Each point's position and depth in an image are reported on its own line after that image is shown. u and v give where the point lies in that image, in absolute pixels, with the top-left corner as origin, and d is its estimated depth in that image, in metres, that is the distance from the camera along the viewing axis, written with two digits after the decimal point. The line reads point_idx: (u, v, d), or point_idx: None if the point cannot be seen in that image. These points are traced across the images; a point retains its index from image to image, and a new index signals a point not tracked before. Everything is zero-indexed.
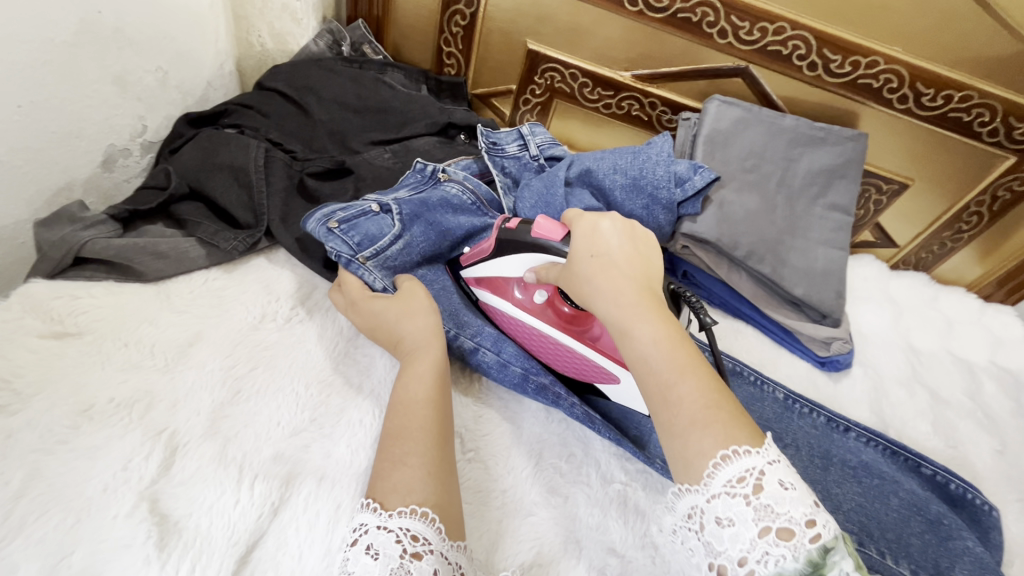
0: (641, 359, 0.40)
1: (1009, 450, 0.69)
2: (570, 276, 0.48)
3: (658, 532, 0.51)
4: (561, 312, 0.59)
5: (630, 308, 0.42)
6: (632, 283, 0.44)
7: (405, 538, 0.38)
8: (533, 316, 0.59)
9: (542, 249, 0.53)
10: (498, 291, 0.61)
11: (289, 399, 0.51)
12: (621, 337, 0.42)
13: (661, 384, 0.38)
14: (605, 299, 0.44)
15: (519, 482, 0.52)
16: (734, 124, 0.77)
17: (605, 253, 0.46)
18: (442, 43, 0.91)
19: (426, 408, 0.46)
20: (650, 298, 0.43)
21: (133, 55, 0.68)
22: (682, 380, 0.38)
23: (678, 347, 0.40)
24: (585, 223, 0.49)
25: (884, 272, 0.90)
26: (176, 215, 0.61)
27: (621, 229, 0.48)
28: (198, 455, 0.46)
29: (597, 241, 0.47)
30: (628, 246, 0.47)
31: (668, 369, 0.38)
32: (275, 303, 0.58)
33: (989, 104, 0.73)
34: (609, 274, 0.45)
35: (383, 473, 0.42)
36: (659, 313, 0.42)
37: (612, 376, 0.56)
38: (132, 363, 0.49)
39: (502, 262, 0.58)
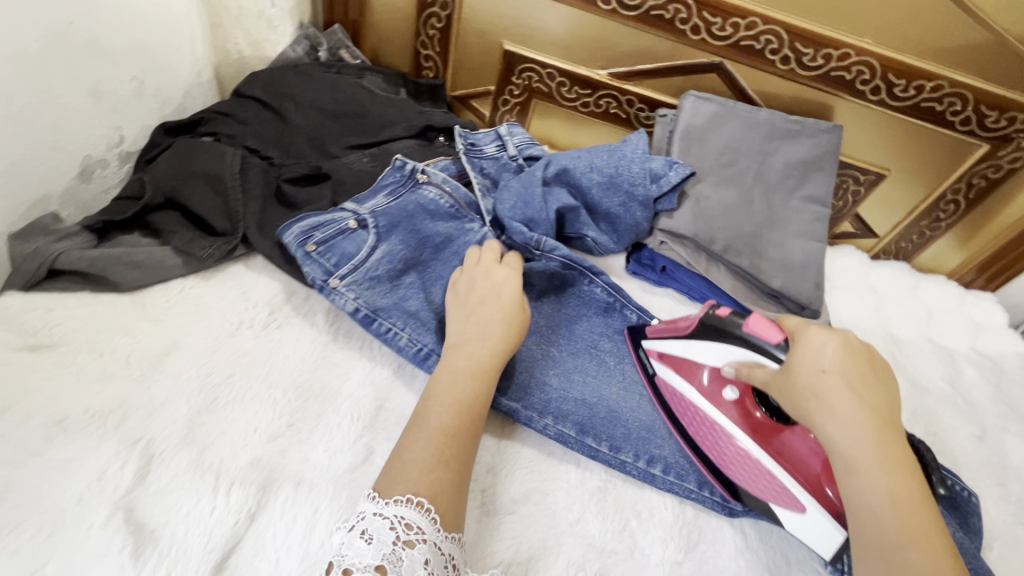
0: (869, 508, 0.40)
1: (988, 435, 0.70)
2: (786, 386, 0.46)
3: (637, 525, 0.52)
4: (750, 417, 0.54)
5: (867, 449, 0.42)
6: (867, 413, 0.43)
7: (399, 525, 0.39)
8: (718, 411, 0.54)
9: (750, 348, 0.50)
10: (684, 372, 0.57)
11: (266, 405, 0.51)
12: (848, 475, 0.42)
13: (888, 542, 0.39)
14: (841, 428, 0.43)
15: (499, 480, 0.52)
16: (710, 119, 0.78)
17: (839, 370, 0.44)
18: (419, 46, 0.91)
19: (463, 413, 0.48)
20: (891, 444, 0.42)
21: (107, 66, 0.68)
22: (915, 547, 0.38)
23: (913, 510, 0.40)
24: (816, 330, 0.47)
25: (865, 262, 0.91)
26: (152, 225, 0.61)
27: (853, 343, 0.46)
28: (174, 464, 0.46)
29: (827, 354, 0.45)
30: (863, 364, 0.45)
31: (898, 532, 0.39)
32: (252, 309, 0.58)
33: (960, 93, 0.74)
34: (846, 401, 0.43)
35: (411, 464, 0.43)
36: (899, 466, 0.41)
37: (799, 507, 0.48)
38: (107, 373, 0.49)
39: (699, 347, 0.55)
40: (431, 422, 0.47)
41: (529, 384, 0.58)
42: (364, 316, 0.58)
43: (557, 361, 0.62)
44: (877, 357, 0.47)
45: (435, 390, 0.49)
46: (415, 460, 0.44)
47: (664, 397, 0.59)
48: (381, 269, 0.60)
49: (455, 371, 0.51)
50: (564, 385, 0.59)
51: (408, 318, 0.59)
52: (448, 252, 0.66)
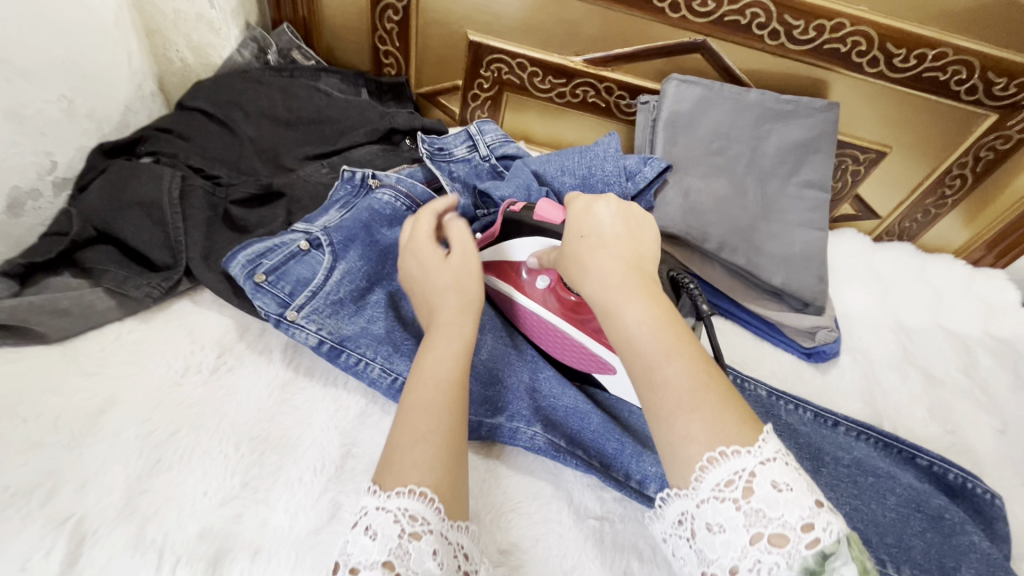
0: (625, 341, 0.36)
1: (1009, 428, 0.65)
2: (563, 259, 0.45)
3: (640, 567, 0.46)
4: (564, 301, 0.55)
5: (612, 286, 0.38)
6: (617, 259, 0.40)
7: (404, 518, 0.32)
8: (533, 302, 0.56)
9: (547, 233, 0.52)
10: (501, 274, 0.58)
11: (216, 464, 0.45)
12: (607, 319, 0.37)
13: (647, 369, 0.34)
14: (593, 276, 0.39)
15: (483, 529, 0.46)
16: (696, 104, 0.72)
17: (596, 232, 0.42)
18: (377, 41, 0.84)
19: (448, 387, 0.40)
20: (640, 276, 0.39)
21: (26, 86, 0.56)
22: (668, 361, 0.33)
23: (667, 327, 0.35)
24: (584, 197, 0.45)
25: (867, 245, 0.86)
26: (82, 264, 0.55)
27: (617, 210, 0.44)
28: (111, 542, 0.40)
29: (586, 217, 0.43)
30: (623, 224, 0.43)
31: (653, 351, 0.34)
32: (199, 352, 0.53)
33: (965, 60, 0.68)
34: (599, 256, 0.40)
35: (400, 443, 0.36)
36: (653, 293, 0.37)
37: (610, 369, 0.54)
38: (32, 442, 0.43)
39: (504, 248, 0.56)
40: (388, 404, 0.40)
41: (516, 391, 0.54)
42: (330, 349, 0.52)
43: (542, 367, 0.58)
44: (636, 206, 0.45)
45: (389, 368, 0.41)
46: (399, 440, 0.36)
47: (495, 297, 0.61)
48: (342, 292, 0.55)
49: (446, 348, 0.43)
50: (553, 391, 0.55)
51: (378, 345, 0.53)
52: None
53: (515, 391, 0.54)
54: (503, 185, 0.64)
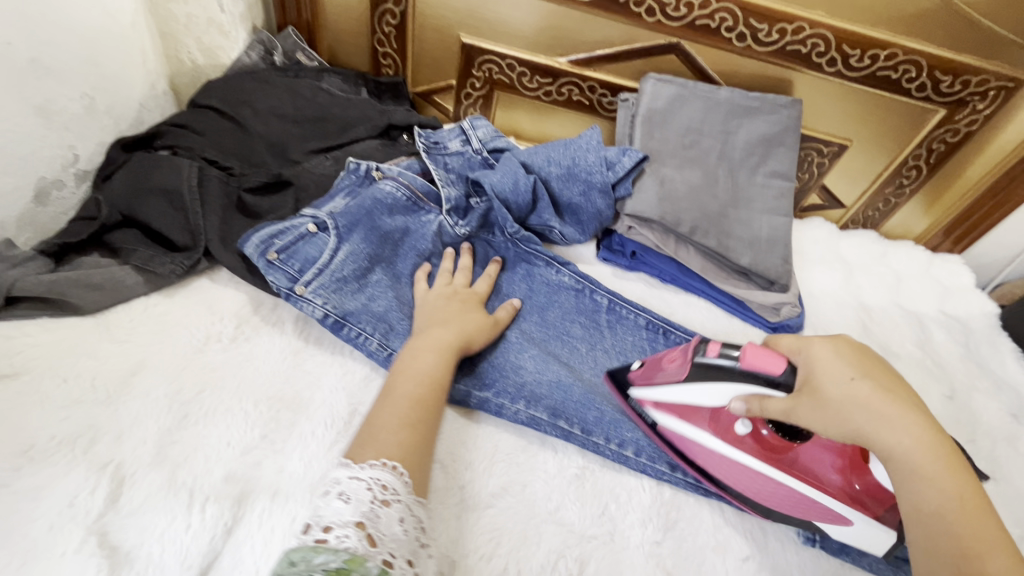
0: (937, 515, 0.38)
1: (958, 395, 0.72)
2: (807, 397, 0.43)
3: (616, 509, 0.52)
4: (761, 440, 0.52)
5: (921, 455, 0.39)
6: (909, 414, 0.40)
7: (375, 487, 0.38)
8: (732, 447, 0.52)
9: (755, 381, 0.47)
10: (684, 415, 0.54)
11: (238, 419, 0.51)
12: (911, 481, 0.39)
13: (961, 550, 0.36)
14: (890, 431, 0.40)
15: (476, 476, 0.52)
16: (671, 101, 0.78)
17: (867, 378, 0.42)
18: (376, 44, 0.90)
19: (430, 383, 0.49)
20: (941, 440, 0.40)
21: (54, 85, 0.62)
22: (994, 548, 0.35)
23: (979, 513, 0.37)
24: (822, 340, 0.45)
25: (834, 233, 0.92)
26: (110, 245, 0.60)
27: (857, 344, 0.45)
28: (147, 483, 0.46)
29: (847, 361, 0.43)
30: (877, 368, 0.43)
31: (976, 533, 0.36)
32: (218, 323, 0.58)
33: (914, 60, 0.75)
34: (884, 404, 0.41)
35: (383, 425, 0.44)
36: (953, 463, 0.39)
37: (845, 520, 0.48)
38: (73, 399, 0.49)
39: (692, 390, 0.51)
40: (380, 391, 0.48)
41: (504, 367, 0.59)
42: (334, 322, 0.57)
43: (532, 345, 0.62)
44: (869, 347, 0.45)
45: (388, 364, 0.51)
46: (383, 425, 0.44)
47: (670, 444, 0.56)
48: (345, 270, 0.60)
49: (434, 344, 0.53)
50: (541, 367, 0.60)
51: (376, 322, 0.59)
52: (405, 247, 0.67)
53: (499, 369, 0.59)
54: (493, 173, 0.70)
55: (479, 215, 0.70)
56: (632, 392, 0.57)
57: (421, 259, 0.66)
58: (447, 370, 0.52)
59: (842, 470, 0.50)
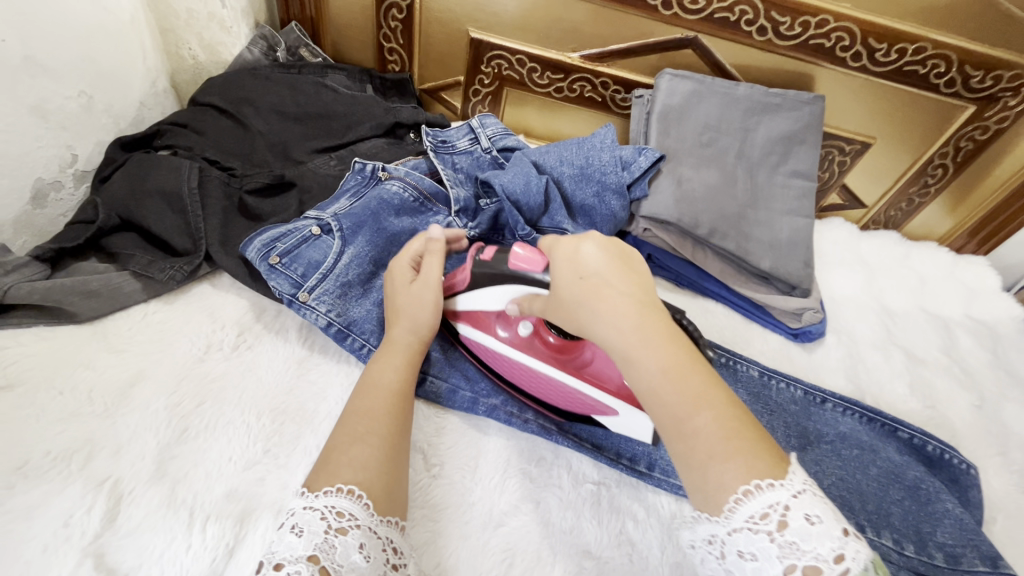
0: (648, 392, 0.38)
1: (987, 404, 0.69)
2: (557, 299, 0.46)
3: (634, 527, 0.50)
4: (548, 344, 0.54)
5: (631, 335, 0.39)
6: (627, 300, 0.41)
7: (330, 514, 0.37)
8: (520, 352, 0.54)
9: (519, 279, 0.51)
10: (478, 324, 0.56)
11: (239, 432, 0.49)
12: (625, 369, 0.40)
13: (673, 417, 0.36)
14: (604, 325, 0.41)
15: (488, 492, 0.50)
16: (688, 98, 0.75)
17: (595, 272, 0.43)
18: (382, 39, 0.88)
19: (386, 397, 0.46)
20: (652, 322, 0.40)
21: (50, 83, 0.59)
22: (700, 412, 0.36)
23: (686, 377, 0.37)
24: (566, 241, 0.47)
25: (854, 233, 0.89)
26: (108, 249, 0.59)
27: (608, 243, 0.46)
28: (146, 501, 0.43)
29: (585, 260, 0.44)
30: (618, 263, 0.44)
31: (682, 402, 0.36)
32: (220, 331, 0.56)
33: (944, 54, 0.71)
34: (603, 298, 0.42)
35: (339, 444, 0.42)
36: (664, 337, 0.39)
37: (611, 411, 0.50)
38: (68, 412, 0.47)
39: (478, 296, 0.55)
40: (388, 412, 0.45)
41: None
42: (338, 331, 0.55)
43: None
44: (630, 249, 0.47)
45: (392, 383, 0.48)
46: (369, 446, 0.42)
47: (470, 350, 0.58)
48: (350, 275, 0.58)
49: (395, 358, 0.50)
50: None
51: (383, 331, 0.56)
52: None
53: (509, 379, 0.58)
54: (503, 173, 0.68)
55: (489, 217, 0.68)
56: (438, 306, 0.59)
57: None
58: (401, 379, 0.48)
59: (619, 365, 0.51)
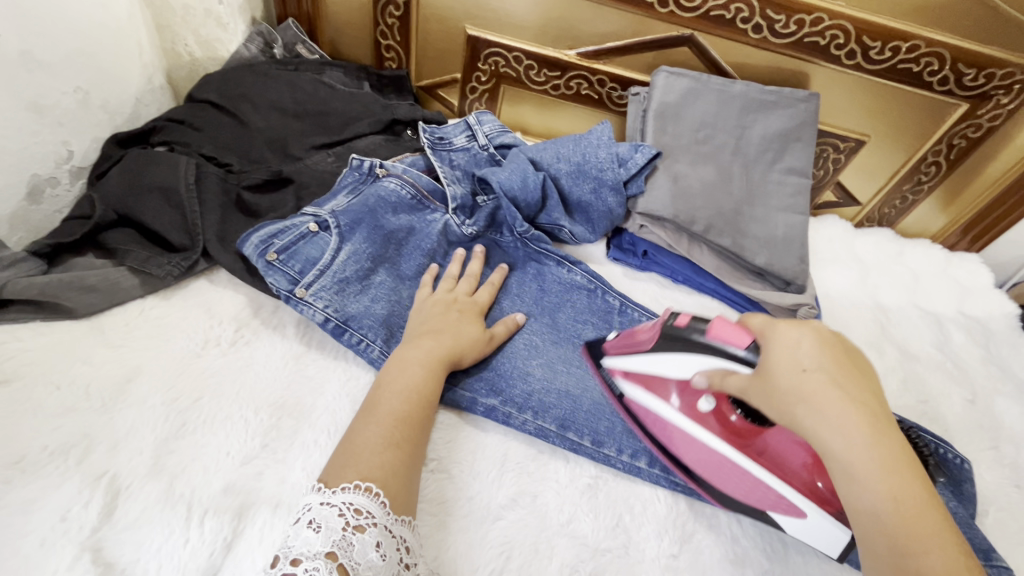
0: (870, 513, 0.35)
1: (980, 399, 0.70)
2: (769, 386, 0.42)
3: (630, 520, 0.50)
4: (727, 423, 0.51)
5: (861, 453, 0.36)
6: (856, 410, 0.37)
7: (348, 512, 0.37)
8: (695, 426, 0.51)
9: (722, 355, 0.47)
10: (653, 387, 0.54)
11: (238, 428, 0.49)
12: (843, 482, 0.37)
13: (895, 549, 0.33)
14: (829, 428, 0.37)
15: (485, 486, 0.50)
16: (683, 95, 0.75)
17: (821, 368, 0.39)
18: (379, 36, 0.88)
19: (418, 400, 0.47)
20: (885, 439, 0.36)
21: (46, 78, 0.59)
22: (930, 552, 0.32)
23: (921, 514, 0.34)
24: (784, 324, 0.42)
25: (849, 231, 0.90)
26: (105, 244, 0.58)
27: (831, 335, 0.41)
28: (143, 496, 0.44)
29: (804, 351, 0.40)
30: (845, 359, 0.39)
31: (908, 535, 0.33)
32: (217, 327, 0.56)
33: (937, 52, 0.72)
34: (829, 399, 0.38)
35: (364, 446, 0.42)
36: (901, 463, 0.35)
37: (799, 512, 0.47)
38: (65, 407, 0.47)
39: (663, 360, 0.52)
40: (388, 408, 0.46)
41: (510, 374, 0.58)
42: (335, 327, 0.55)
43: (539, 350, 0.61)
44: (853, 345, 0.41)
45: (391, 379, 0.49)
46: (368, 443, 0.42)
47: (633, 415, 0.56)
48: (348, 271, 0.58)
49: (400, 357, 0.50)
50: (550, 375, 0.59)
51: (380, 326, 0.57)
52: (408, 245, 0.64)
53: (511, 375, 0.58)
54: (501, 170, 0.68)
55: (487, 214, 0.68)
56: (607, 361, 0.58)
57: (423, 258, 0.64)
58: (436, 385, 0.50)
59: (812, 460, 0.47)
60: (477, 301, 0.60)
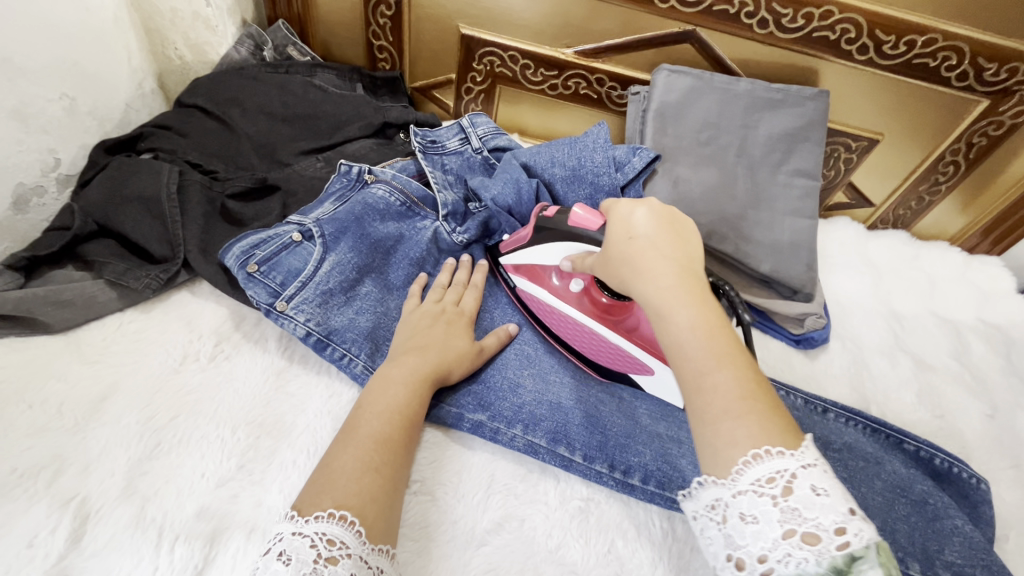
0: (677, 345, 0.36)
1: (1000, 414, 0.66)
2: (607, 258, 0.45)
3: (623, 546, 0.47)
4: (597, 302, 0.57)
5: (670, 292, 0.38)
6: (669, 260, 0.40)
7: (320, 543, 0.35)
8: (570, 307, 0.58)
9: (583, 238, 0.53)
10: (535, 278, 0.60)
11: (213, 447, 0.47)
12: (657, 324, 0.38)
13: (693, 371, 0.35)
14: (643, 277, 0.40)
15: (469, 510, 0.48)
16: (685, 95, 0.72)
17: (646, 234, 0.42)
18: (372, 37, 0.85)
19: (400, 421, 0.45)
20: (691, 283, 0.39)
21: (29, 85, 0.57)
22: (719, 369, 0.34)
23: (717, 336, 0.36)
24: (624, 202, 0.45)
25: (861, 233, 0.86)
26: (84, 256, 0.57)
27: (661, 209, 0.44)
28: (113, 520, 0.42)
29: (637, 218, 0.43)
30: (668, 225, 0.43)
31: (703, 358, 0.35)
32: (197, 341, 0.54)
33: (956, 46, 0.68)
34: (647, 255, 0.40)
35: (345, 470, 0.40)
36: (701, 299, 0.38)
37: (649, 369, 0.56)
38: (38, 426, 0.45)
39: (538, 252, 0.58)
40: (366, 429, 0.44)
41: (501, 388, 0.55)
42: (317, 341, 0.53)
43: (532, 360, 0.59)
44: (683, 222, 0.44)
45: (370, 398, 0.47)
46: (342, 467, 0.40)
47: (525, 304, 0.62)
48: (331, 282, 0.56)
49: (386, 375, 0.48)
50: (541, 387, 0.56)
51: (364, 341, 0.54)
52: (396, 255, 0.62)
53: (499, 389, 0.55)
54: (492, 183, 0.66)
55: (479, 223, 0.67)
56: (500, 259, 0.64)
57: (411, 268, 0.62)
58: (420, 405, 0.47)
59: None
60: (464, 310, 0.58)
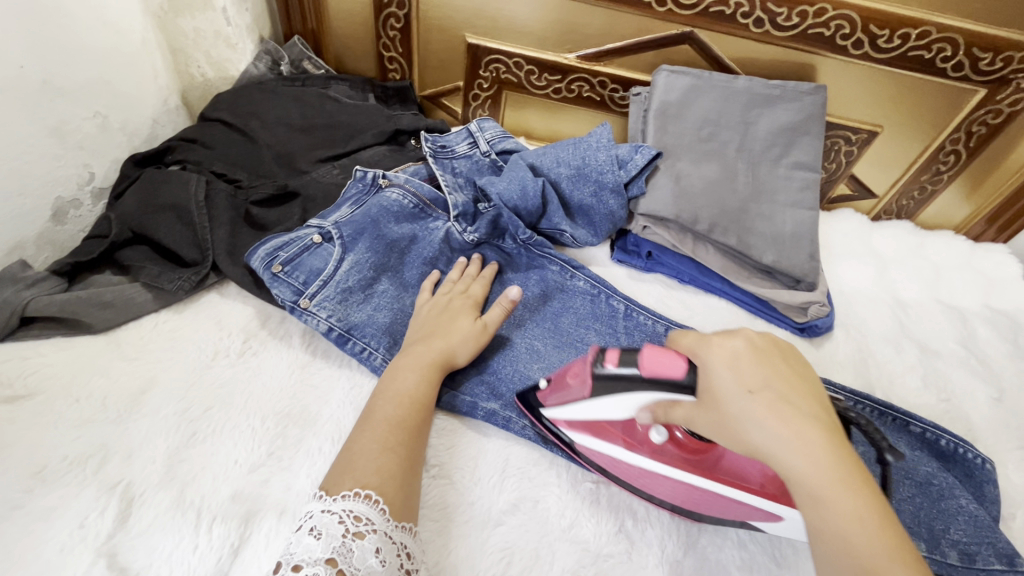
0: (836, 539, 0.32)
1: (1007, 397, 0.67)
2: (714, 411, 0.38)
3: (632, 525, 0.49)
4: (681, 445, 0.48)
5: (822, 468, 0.33)
6: (810, 420, 0.35)
7: (348, 519, 0.38)
8: (654, 463, 0.47)
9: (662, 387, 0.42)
10: (599, 431, 0.50)
11: (245, 436, 0.50)
12: (808, 503, 0.33)
13: (867, 571, 0.31)
14: (789, 448, 0.34)
15: (484, 492, 0.50)
16: (686, 93, 0.75)
17: (765, 385, 0.36)
18: (382, 48, 0.89)
19: (411, 404, 0.48)
20: (841, 448, 0.34)
21: (67, 105, 0.62)
22: (897, 569, 0.30)
23: (882, 525, 0.32)
24: (717, 339, 0.39)
25: (865, 224, 0.87)
26: (121, 262, 0.61)
27: (761, 342, 0.39)
28: (155, 504, 0.45)
29: (741, 365, 0.37)
30: (782, 367, 0.38)
31: (876, 555, 0.31)
32: (227, 338, 0.58)
33: (949, 37, 0.69)
34: (782, 416, 0.35)
35: (362, 452, 0.43)
36: (857, 472, 0.33)
37: (776, 516, 0.45)
38: (84, 418, 0.49)
39: (599, 406, 0.47)
40: (384, 416, 0.47)
41: (512, 378, 0.58)
42: (338, 335, 0.57)
43: (542, 355, 0.61)
44: (785, 348, 0.40)
45: (389, 385, 0.49)
46: (362, 450, 0.43)
47: (592, 460, 0.51)
48: (350, 280, 0.59)
49: (409, 365, 0.51)
50: None
51: (382, 336, 0.58)
52: (410, 253, 0.65)
53: (512, 379, 0.58)
54: (499, 180, 0.69)
55: (488, 222, 0.68)
56: (545, 410, 0.52)
57: (423, 264, 0.65)
58: (429, 389, 0.50)
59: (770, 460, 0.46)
60: (471, 296, 0.60)
